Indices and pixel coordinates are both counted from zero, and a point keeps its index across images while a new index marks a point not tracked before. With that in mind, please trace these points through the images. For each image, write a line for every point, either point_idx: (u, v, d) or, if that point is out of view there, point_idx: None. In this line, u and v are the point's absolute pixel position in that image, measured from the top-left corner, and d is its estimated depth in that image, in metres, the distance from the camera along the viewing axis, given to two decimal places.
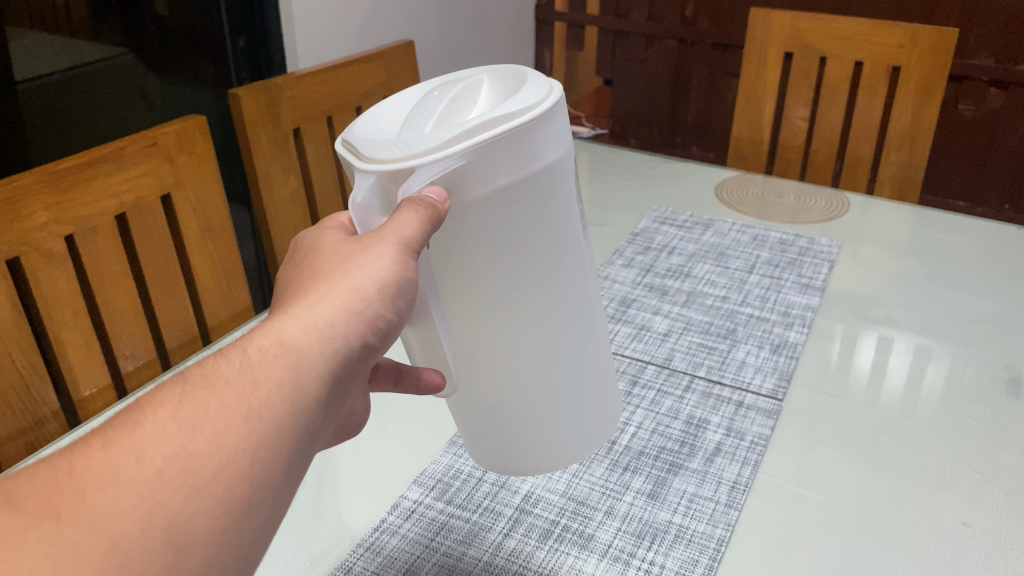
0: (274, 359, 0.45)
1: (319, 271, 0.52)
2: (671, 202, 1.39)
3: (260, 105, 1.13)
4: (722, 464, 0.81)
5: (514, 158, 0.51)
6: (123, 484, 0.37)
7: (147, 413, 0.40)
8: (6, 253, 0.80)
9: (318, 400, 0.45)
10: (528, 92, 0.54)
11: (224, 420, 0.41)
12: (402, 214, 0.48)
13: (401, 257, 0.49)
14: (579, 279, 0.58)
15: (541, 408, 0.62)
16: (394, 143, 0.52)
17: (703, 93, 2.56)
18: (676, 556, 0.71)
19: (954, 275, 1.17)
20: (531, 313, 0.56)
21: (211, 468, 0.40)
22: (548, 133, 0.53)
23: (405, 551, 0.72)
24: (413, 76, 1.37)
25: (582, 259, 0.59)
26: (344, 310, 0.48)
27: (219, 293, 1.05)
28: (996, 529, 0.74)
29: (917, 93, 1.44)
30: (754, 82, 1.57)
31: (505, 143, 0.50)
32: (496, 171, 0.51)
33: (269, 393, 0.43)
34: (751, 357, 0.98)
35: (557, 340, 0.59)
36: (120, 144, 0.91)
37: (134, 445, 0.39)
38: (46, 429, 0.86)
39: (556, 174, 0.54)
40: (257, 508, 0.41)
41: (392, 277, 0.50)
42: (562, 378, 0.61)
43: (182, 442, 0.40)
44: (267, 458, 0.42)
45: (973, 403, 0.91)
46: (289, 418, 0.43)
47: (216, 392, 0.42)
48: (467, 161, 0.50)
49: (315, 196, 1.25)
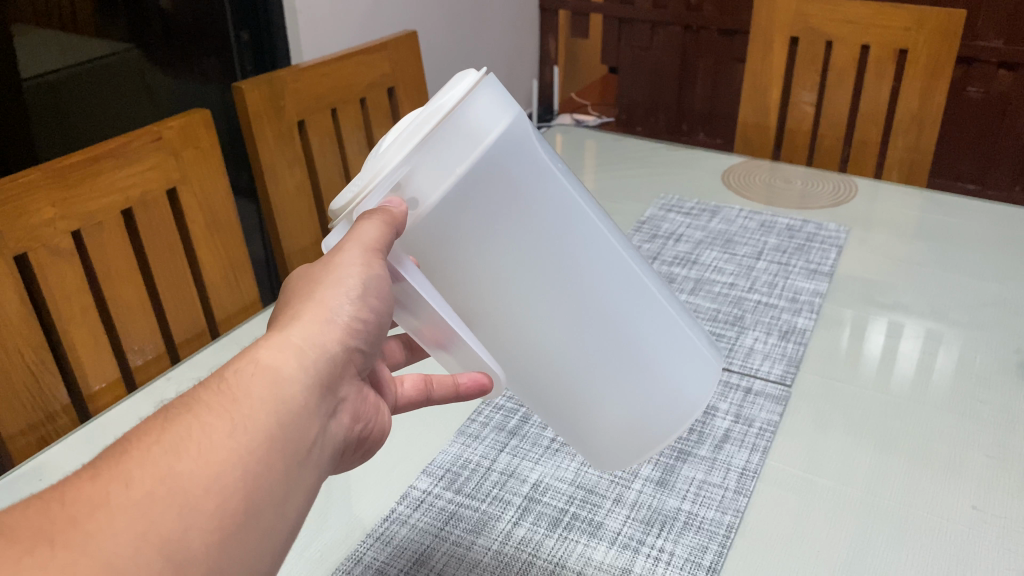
0: (252, 377, 0.46)
1: (294, 295, 0.54)
2: (678, 191, 1.38)
3: (263, 99, 1.13)
4: (731, 450, 0.81)
5: (455, 145, 0.51)
6: (115, 509, 0.37)
7: (133, 443, 0.41)
8: (13, 251, 0.81)
9: (302, 410, 0.47)
10: (458, 79, 0.54)
11: (209, 439, 0.42)
12: (361, 227, 0.51)
13: (367, 257, 0.52)
14: (602, 261, 0.56)
15: (607, 393, 0.61)
16: (353, 183, 0.55)
17: (709, 80, 2.55)
18: (685, 543, 0.71)
19: (964, 259, 1.16)
20: (556, 298, 0.56)
21: (201, 483, 0.40)
22: (480, 107, 0.51)
23: (415, 541, 0.72)
24: (416, 67, 1.36)
25: (598, 240, 0.57)
26: (320, 321, 0.51)
27: (226, 287, 1.05)
28: (1007, 513, 0.74)
29: (924, 76, 1.43)
30: (760, 67, 1.56)
31: (436, 133, 0.50)
32: (441, 164, 0.51)
33: (250, 407, 0.44)
34: (760, 343, 0.97)
35: (581, 329, 0.58)
36: (124, 139, 0.91)
37: (121, 470, 0.39)
38: (57, 424, 0.87)
39: (518, 148, 0.53)
40: (252, 518, 0.42)
41: (360, 281, 0.52)
42: (614, 365, 0.60)
43: (169, 463, 0.40)
44: (256, 468, 0.43)
45: (985, 386, 0.90)
46: (274, 428, 0.44)
47: (198, 414, 0.43)
48: (409, 167, 0.51)
49: (320, 188, 1.25)
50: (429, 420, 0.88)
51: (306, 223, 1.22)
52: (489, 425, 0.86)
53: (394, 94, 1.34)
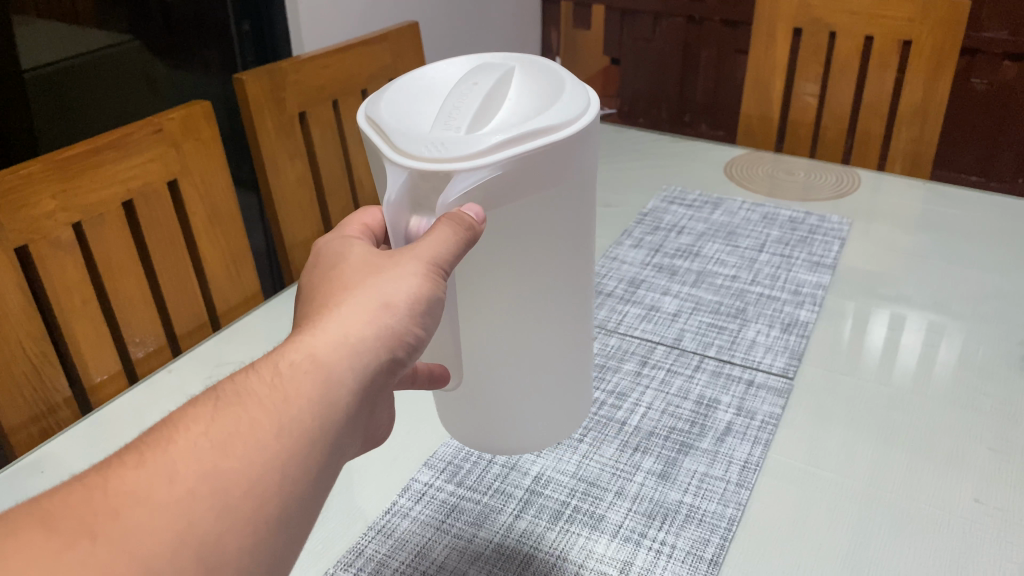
0: (305, 375, 0.43)
1: (349, 281, 0.50)
2: (681, 182, 1.38)
3: (264, 90, 1.13)
4: (733, 443, 0.81)
5: (543, 173, 0.51)
6: (156, 504, 0.37)
7: (180, 430, 0.40)
8: (15, 243, 0.81)
9: (346, 419, 0.44)
10: (566, 104, 0.54)
11: (254, 437, 0.40)
12: (436, 231, 0.48)
13: (430, 273, 0.49)
14: (559, 306, 0.59)
15: (502, 407, 0.64)
16: (432, 140, 0.51)
17: (711, 71, 2.53)
18: (687, 536, 0.71)
19: (968, 252, 1.16)
20: (508, 329, 0.58)
21: (243, 484, 0.39)
22: (574, 157, 0.53)
23: (416, 533, 0.72)
24: (417, 58, 1.35)
25: (567, 292, 0.58)
26: (375, 324, 0.47)
27: (228, 280, 1.05)
28: (1009, 506, 0.74)
29: (927, 67, 1.42)
30: (763, 59, 1.55)
31: (541, 157, 0.50)
32: (525, 186, 0.51)
33: (299, 408, 0.42)
34: (762, 336, 0.97)
35: (516, 356, 0.60)
36: (125, 131, 0.91)
37: (165, 462, 0.38)
38: (59, 416, 0.87)
39: (572, 194, 0.54)
40: (286, 525, 0.40)
41: (423, 293, 0.48)
42: (519, 391, 0.62)
43: (214, 458, 0.39)
44: (298, 472, 0.41)
45: (987, 379, 0.90)
46: (320, 433, 0.42)
47: (247, 408, 0.41)
48: (500, 172, 0.50)
49: (321, 181, 1.24)
50: (431, 413, 0.88)
51: (307, 214, 1.21)
52: None
53: None
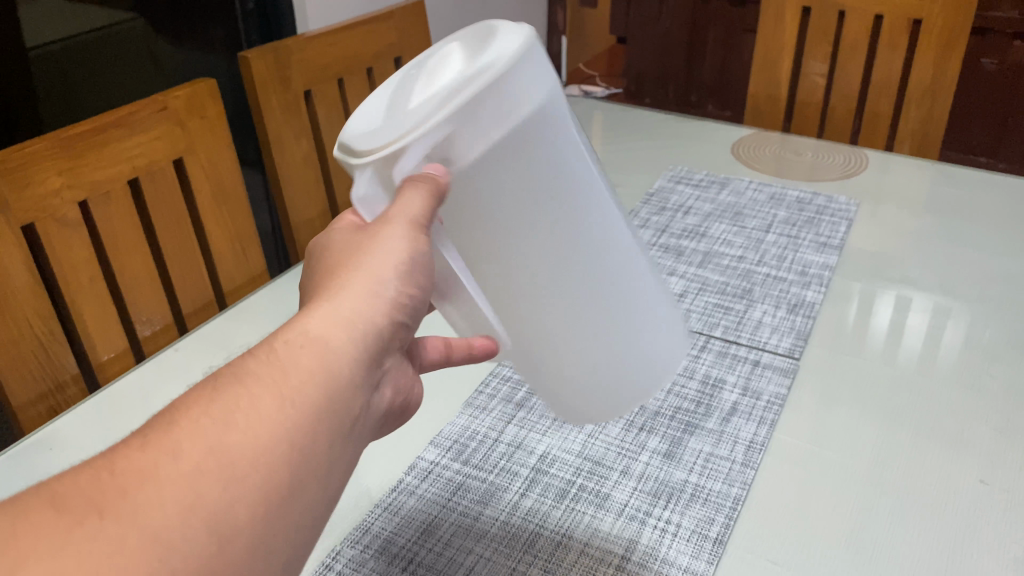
0: (302, 349, 0.43)
1: (337, 265, 0.50)
2: (687, 162, 1.37)
3: (269, 68, 1.12)
4: (739, 423, 0.81)
5: (498, 110, 0.49)
6: (164, 480, 0.36)
7: (181, 412, 0.39)
8: (22, 221, 0.81)
9: (350, 385, 0.44)
10: (502, 40, 0.51)
11: (258, 409, 0.40)
12: (404, 194, 0.49)
13: (411, 235, 0.49)
14: (589, 215, 0.55)
15: (595, 355, 0.61)
16: (380, 129, 0.50)
17: (718, 50, 2.52)
18: (692, 515, 0.71)
19: (976, 233, 1.15)
20: (545, 256, 0.55)
21: (249, 456, 0.38)
22: (522, 77, 0.49)
23: (423, 511, 0.73)
24: (423, 36, 1.34)
25: (586, 195, 0.55)
26: (366, 294, 0.47)
27: (234, 259, 1.05)
28: (1013, 486, 0.74)
29: (937, 47, 1.41)
30: (771, 38, 1.54)
31: (487, 95, 0.48)
32: (485, 129, 0.49)
33: (300, 380, 0.42)
34: (768, 316, 0.97)
35: (577, 285, 0.57)
36: (130, 109, 0.90)
37: (169, 441, 0.38)
38: (67, 394, 0.88)
39: (548, 111, 0.51)
40: (298, 494, 0.40)
41: (408, 255, 0.49)
42: (602, 324, 0.59)
43: (217, 434, 0.38)
44: (305, 441, 0.41)
45: (994, 361, 0.90)
46: (325, 402, 0.42)
47: (249, 385, 0.41)
48: (449, 124, 0.48)
49: (327, 160, 1.24)
50: (437, 392, 0.88)
51: (313, 194, 1.21)
52: (496, 397, 0.87)
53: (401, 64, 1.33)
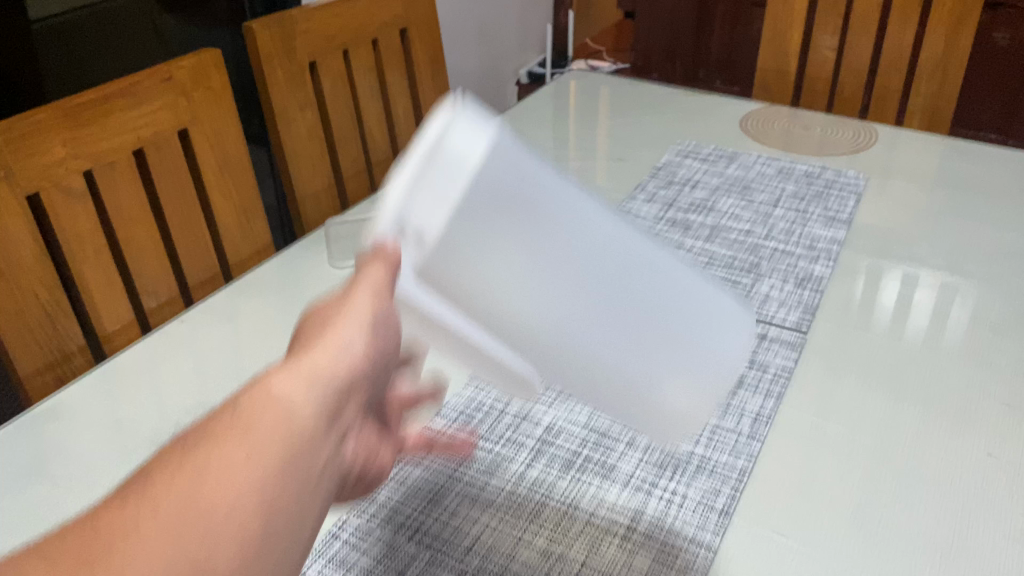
0: (277, 398, 0.39)
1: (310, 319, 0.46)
2: (695, 137, 1.36)
3: (273, 38, 1.12)
4: (745, 396, 0.81)
5: (438, 183, 0.44)
6: (145, 533, 0.34)
7: (157, 470, 0.36)
8: (28, 190, 0.81)
9: (326, 435, 0.40)
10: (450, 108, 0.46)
11: (232, 459, 0.36)
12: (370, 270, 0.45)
13: (386, 289, 0.45)
14: (601, 252, 0.50)
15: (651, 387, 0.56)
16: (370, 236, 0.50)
17: (727, 25, 2.49)
18: (698, 486, 0.71)
19: (985, 207, 1.15)
20: (564, 304, 0.50)
21: (228, 508, 0.35)
22: (461, 144, 0.44)
23: (430, 481, 0.73)
24: (428, 8, 1.33)
25: (589, 234, 0.49)
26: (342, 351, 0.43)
27: (240, 232, 1.05)
28: (1020, 459, 0.74)
29: (949, 20, 1.39)
30: (781, 12, 1.52)
31: (422, 176, 0.44)
32: (435, 205, 0.44)
33: (273, 431, 0.38)
34: (775, 291, 0.97)
35: (611, 324, 0.52)
36: (134, 78, 0.90)
37: (143, 499, 0.35)
38: (73, 364, 0.88)
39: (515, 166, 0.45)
40: (281, 545, 0.37)
41: (384, 305, 0.45)
42: (649, 356, 0.55)
43: (192, 488, 0.35)
44: (284, 492, 0.37)
45: (1002, 335, 0.90)
46: (302, 452, 0.38)
47: (218, 444, 0.37)
48: (399, 213, 0.45)
49: (332, 133, 1.23)
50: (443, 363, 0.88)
51: (318, 167, 1.21)
52: None
53: (407, 36, 1.32)
